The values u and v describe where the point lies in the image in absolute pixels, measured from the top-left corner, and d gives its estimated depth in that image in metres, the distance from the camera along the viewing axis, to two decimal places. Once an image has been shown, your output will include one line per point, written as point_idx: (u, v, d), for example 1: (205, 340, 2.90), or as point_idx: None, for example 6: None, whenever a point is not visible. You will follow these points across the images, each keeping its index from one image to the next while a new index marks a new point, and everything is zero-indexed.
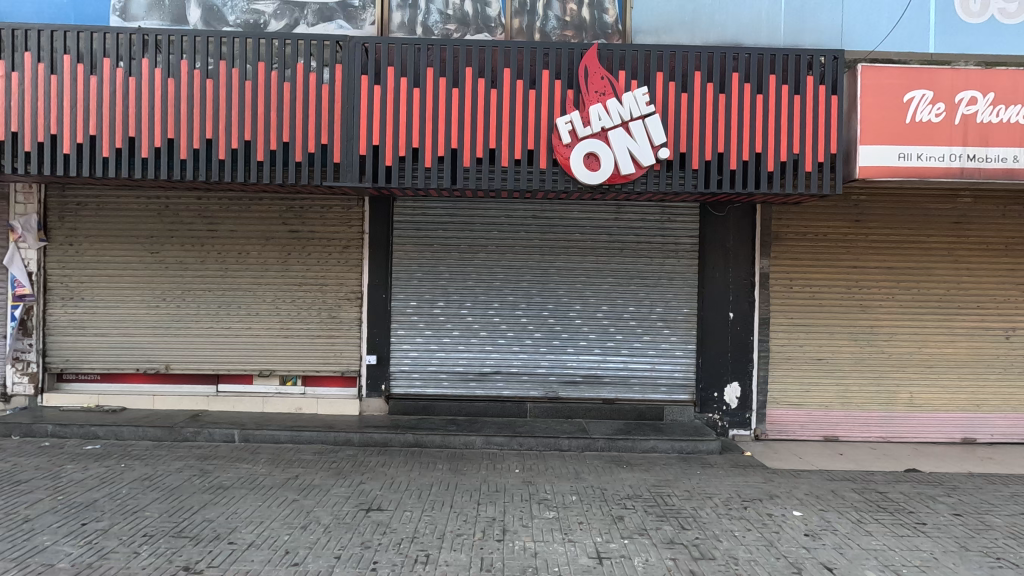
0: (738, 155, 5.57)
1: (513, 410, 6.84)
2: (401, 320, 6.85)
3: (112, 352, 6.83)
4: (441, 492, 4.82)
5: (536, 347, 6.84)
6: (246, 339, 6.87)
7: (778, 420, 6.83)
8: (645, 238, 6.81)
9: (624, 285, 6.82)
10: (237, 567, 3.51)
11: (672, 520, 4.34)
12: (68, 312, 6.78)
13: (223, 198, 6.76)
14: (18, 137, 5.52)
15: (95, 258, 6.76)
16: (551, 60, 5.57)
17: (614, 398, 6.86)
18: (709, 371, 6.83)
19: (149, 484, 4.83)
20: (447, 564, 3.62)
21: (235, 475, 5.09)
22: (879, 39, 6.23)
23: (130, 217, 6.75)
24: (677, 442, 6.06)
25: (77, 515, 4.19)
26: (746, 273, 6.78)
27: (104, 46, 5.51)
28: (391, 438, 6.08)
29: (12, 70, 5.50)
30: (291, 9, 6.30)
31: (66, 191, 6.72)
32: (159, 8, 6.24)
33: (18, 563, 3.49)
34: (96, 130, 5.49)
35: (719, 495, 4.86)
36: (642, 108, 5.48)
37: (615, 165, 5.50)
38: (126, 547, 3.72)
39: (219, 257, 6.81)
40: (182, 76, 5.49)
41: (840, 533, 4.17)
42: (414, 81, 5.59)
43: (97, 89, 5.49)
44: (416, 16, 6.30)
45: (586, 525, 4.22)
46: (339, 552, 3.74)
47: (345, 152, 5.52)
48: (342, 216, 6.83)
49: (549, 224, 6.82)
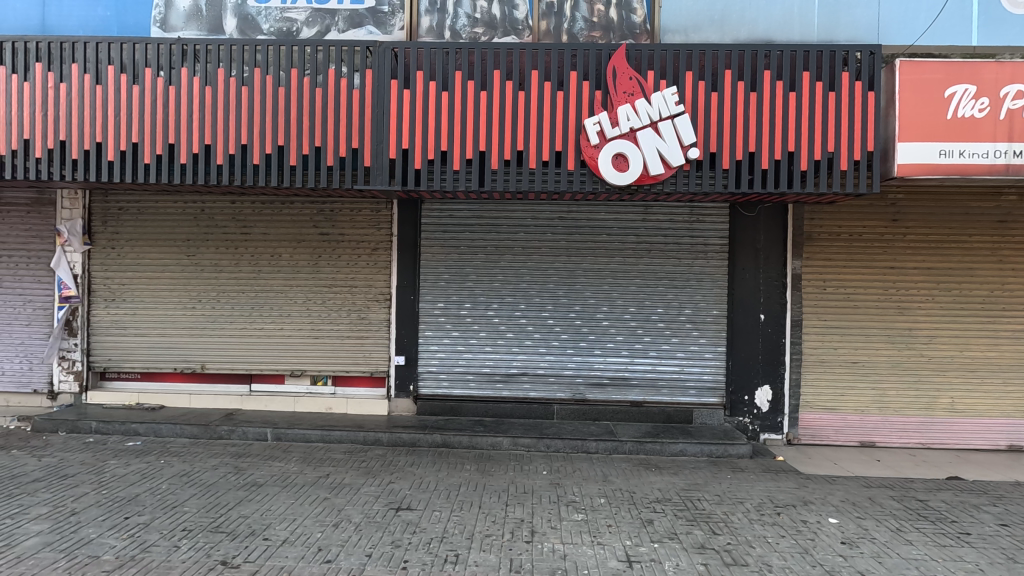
0: (770, 154, 5.45)
1: (540, 411, 6.85)
2: (429, 321, 6.91)
3: (150, 352, 7.06)
4: (470, 493, 4.85)
5: (563, 348, 6.83)
6: (278, 339, 7.02)
7: (811, 425, 6.67)
8: (673, 239, 6.74)
9: (652, 287, 6.76)
10: (272, 562, 3.59)
11: (703, 524, 4.28)
12: (111, 313, 7.04)
13: (256, 201, 6.93)
14: (66, 145, 5.75)
15: (136, 260, 7.00)
16: (579, 61, 5.56)
17: (641, 400, 6.80)
18: (740, 374, 6.72)
19: (187, 480, 4.98)
20: (477, 565, 3.64)
21: (268, 473, 5.21)
22: (918, 33, 6.05)
23: (168, 221, 6.97)
24: (706, 445, 5.98)
25: (120, 509, 4.34)
26: (778, 274, 6.65)
27: (146, 57, 5.71)
28: (419, 438, 6.14)
29: (61, 81, 5.74)
30: (323, 17, 6.43)
31: (109, 197, 6.98)
32: (197, 18, 6.44)
33: (67, 554, 3.63)
34: (137, 138, 5.68)
35: (751, 500, 4.78)
36: (671, 108, 5.43)
37: (644, 165, 5.46)
38: (167, 541, 3.84)
39: (252, 260, 6.97)
40: (218, 83, 5.66)
41: (878, 541, 4.06)
42: (443, 85, 5.64)
43: (139, 98, 5.69)
44: (444, 21, 6.36)
45: (615, 528, 4.20)
46: (370, 550, 3.79)
47: (375, 156, 5.61)
48: (372, 218, 6.93)
49: (576, 225, 6.80)
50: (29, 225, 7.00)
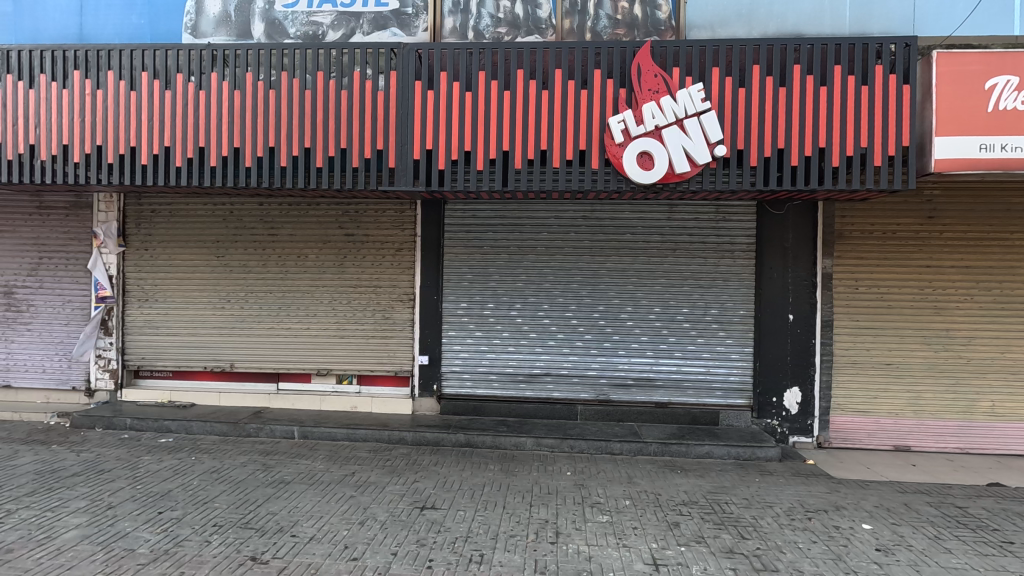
0: (800, 151, 5.32)
1: (563, 412, 6.81)
2: (452, 322, 6.94)
3: (182, 351, 7.22)
4: (494, 493, 4.85)
5: (587, 348, 6.78)
6: (304, 339, 7.12)
7: (842, 428, 6.50)
8: (699, 238, 6.64)
9: (678, 287, 6.67)
10: (300, 559, 3.64)
11: (731, 528, 4.21)
12: (144, 313, 7.23)
13: (283, 203, 7.06)
14: (102, 150, 5.92)
15: (167, 261, 7.17)
16: (603, 59, 5.52)
17: (666, 402, 6.72)
18: (768, 375, 6.58)
19: (218, 476, 5.08)
20: (502, 565, 3.63)
21: (296, 470, 5.29)
22: (955, 24, 5.85)
23: (198, 223, 7.13)
24: (733, 447, 5.88)
25: (154, 504, 4.46)
26: (807, 273, 6.49)
27: (177, 62, 5.85)
28: (443, 438, 6.17)
29: (97, 88, 5.91)
30: (348, 20, 6.51)
31: (142, 199, 7.17)
32: (226, 24, 6.58)
33: (104, 547, 3.74)
34: (170, 142, 5.82)
35: (781, 505, 4.68)
36: (697, 105, 5.35)
37: (669, 164, 5.38)
38: (198, 536, 3.93)
39: (279, 261, 7.09)
40: (247, 87, 5.77)
41: (915, 549, 3.94)
42: (466, 85, 5.65)
43: (170, 103, 5.83)
44: (467, 21, 6.38)
45: (641, 531, 4.15)
46: (396, 549, 3.81)
47: (399, 156, 5.65)
48: (396, 219, 6.99)
49: (599, 225, 6.76)
50: (67, 227, 7.24)
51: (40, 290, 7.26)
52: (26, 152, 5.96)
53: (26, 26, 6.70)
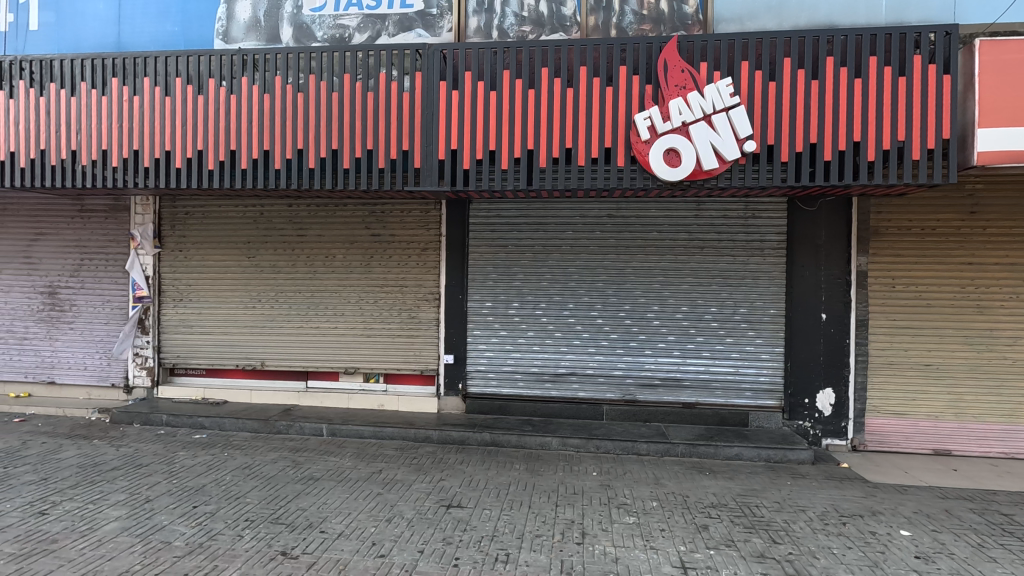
0: (834, 145, 5.17)
1: (589, 412, 6.76)
2: (478, 321, 6.96)
3: (215, 350, 7.41)
4: (520, 492, 4.84)
5: (613, 348, 6.73)
6: (332, 337, 7.23)
7: (878, 431, 6.31)
8: (727, 235, 6.51)
9: (706, 285, 6.56)
10: (329, 555, 3.69)
11: (762, 532, 4.11)
12: (179, 312, 7.44)
13: (311, 204, 7.17)
14: (139, 154, 6.10)
15: (201, 262, 7.37)
16: (628, 56, 5.46)
17: (694, 402, 6.61)
18: (799, 376, 6.42)
19: (250, 472, 5.20)
20: (528, 565, 3.63)
21: (324, 467, 5.38)
22: (999, 11, 5.61)
23: (230, 224, 7.30)
24: (764, 449, 5.76)
25: (189, 498, 4.58)
26: (841, 271, 6.31)
27: (210, 68, 6.00)
28: (468, 437, 6.19)
29: (134, 94, 6.10)
30: (374, 22, 6.57)
31: (176, 202, 7.38)
32: (256, 29, 6.71)
33: (142, 539, 3.86)
34: (202, 146, 5.97)
35: (813, 509, 4.56)
36: (726, 100, 5.24)
37: (697, 160, 5.29)
38: (231, 530, 4.02)
39: (308, 261, 7.21)
40: (276, 91, 5.88)
41: (957, 557, 3.79)
42: (491, 84, 5.64)
43: (203, 108, 5.98)
44: (491, 21, 6.38)
45: (668, 533, 4.09)
46: (422, 546, 3.83)
47: (425, 156, 5.69)
48: (421, 218, 7.04)
49: (625, 223, 6.69)
50: (107, 229, 7.49)
51: (82, 290, 7.53)
52: (68, 157, 6.18)
53: (67, 36, 6.95)
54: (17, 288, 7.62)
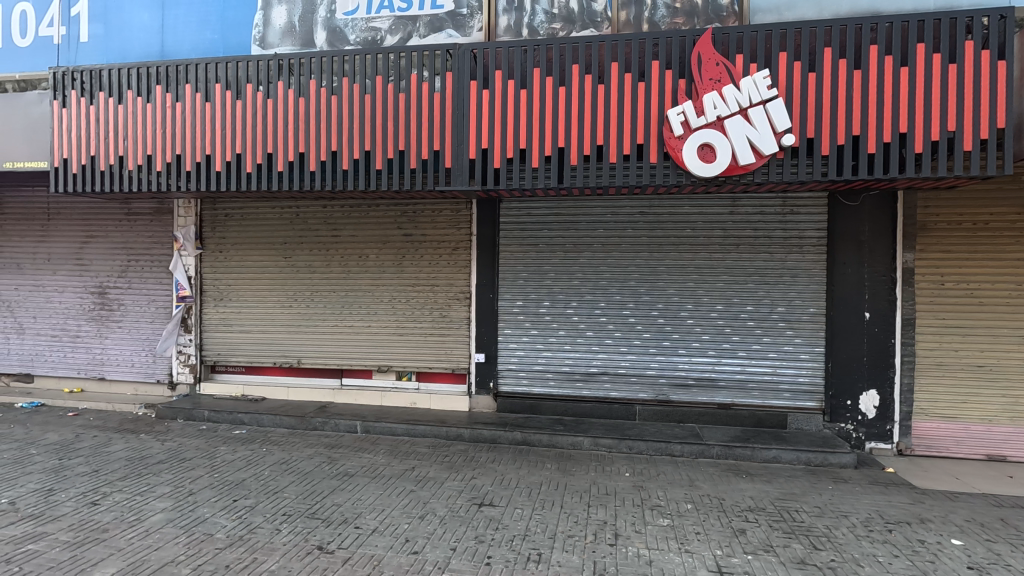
0: (878, 137, 4.98)
1: (621, 411, 6.69)
2: (508, 320, 6.96)
3: (253, 348, 7.61)
4: (551, 492, 4.82)
5: (645, 347, 6.63)
6: (366, 336, 7.34)
7: (925, 435, 6.05)
8: (764, 232, 6.34)
9: (742, 284, 6.41)
10: (363, 550, 3.74)
11: (802, 538, 3.99)
12: (220, 312, 7.68)
13: (345, 205, 7.30)
14: (181, 158, 6.31)
15: (240, 263, 7.58)
16: (661, 50, 5.36)
17: (730, 403, 6.46)
18: (841, 377, 6.21)
19: (287, 468, 5.33)
20: (560, 565, 3.60)
21: (359, 464, 5.47)
22: None
23: (267, 226, 7.49)
24: (804, 452, 5.59)
25: (230, 492, 4.72)
26: (885, 268, 6.07)
27: (247, 74, 6.16)
28: (500, 435, 6.20)
29: (177, 101, 6.31)
30: (405, 24, 6.64)
31: (217, 204, 7.61)
32: (291, 34, 6.86)
33: (186, 531, 3.99)
34: (241, 149, 6.14)
35: (857, 515, 4.40)
36: (763, 93, 5.11)
37: (732, 155, 5.17)
38: (270, 524, 4.12)
39: (342, 261, 7.34)
40: (311, 94, 6.00)
41: (1013, 569, 3.60)
42: (521, 83, 5.63)
43: (241, 112, 6.15)
44: (522, 19, 6.36)
45: (704, 536, 4.01)
46: (455, 544, 3.85)
47: (456, 156, 5.71)
48: (452, 218, 7.08)
49: (658, 220, 6.58)
50: (152, 231, 7.78)
51: (130, 290, 7.85)
52: (116, 162, 6.44)
53: (114, 46, 7.24)
54: (70, 288, 7.99)
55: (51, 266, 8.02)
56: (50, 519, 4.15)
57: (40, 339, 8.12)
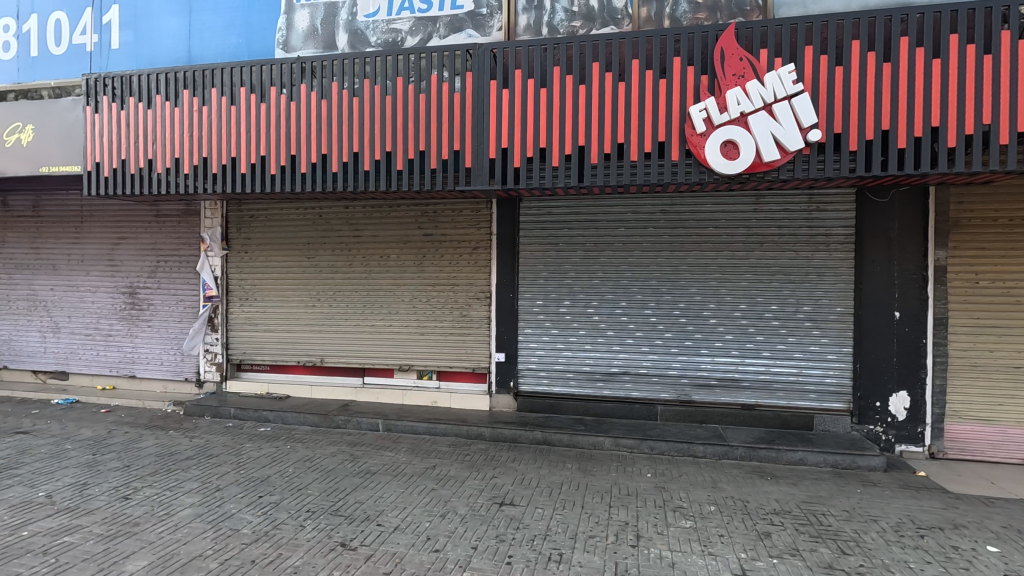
0: (909, 131, 4.84)
1: (642, 412, 6.63)
2: (529, 319, 6.95)
3: (278, 347, 7.74)
4: (572, 492, 4.81)
5: (667, 347, 6.56)
6: (387, 335, 7.40)
7: (959, 438, 5.87)
8: (789, 230, 6.22)
9: (766, 282, 6.30)
10: (386, 548, 3.78)
11: (830, 542, 3.90)
12: (245, 311, 7.83)
13: (367, 205, 7.37)
14: (208, 161, 6.45)
15: (264, 263, 7.72)
16: (683, 46, 5.30)
17: (754, 404, 6.36)
18: (870, 378, 6.06)
19: (311, 465, 5.41)
20: (581, 565, 3.59)
21: (380, 461, 5.52)
22: None
23: (291, 227, 7.61)
24: (831, 455, 5.47)
25: (255, 488, 4.81)
26: (916, 266, 5.90)
27: (271, 77, 6.26)
28: (520, 435, 6.20)
29: (203, 105, 6.45)
30: (425, 25, 6.67)
31: (242, 206, 7.76)
32: (313, 37, 6.96)
33: (213, 526, 4.08)
34: (265, 151, 6.25)
35: (887, 519, 4.29)
36: (788, 88, 5.00)
37: (756, 152, 5.08)
38: (294, 520, 4.19)
39: (363, 261, 7.42)
40: (333, 96, 6.07)
41: None
42: (541, 82, 5.62)
43: (265, 115, 6.25)
44: (541, 17, 6.34)
45: (728, 539, 3.95)
46: (476, 543, 3.86)
47: (476, 156, 5.71)
48: (472, 218, 7.10)
49: (679, 218, 6.50)
50: (180, 233, 7.96)
51: (159, 290, 8.04)
52: (145, 166, 6.61)
53: (143, 53, 7.43)
54: (102, 288, 8.22)
55: (84, 267, 8.27)
56: (84, 512, 4.28)
57: (75, 337, 8.37)
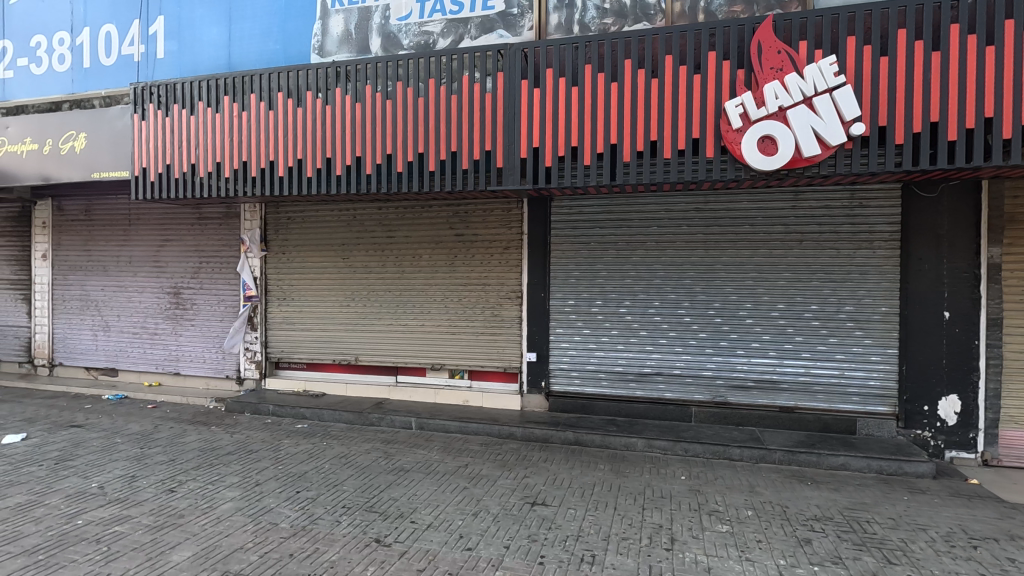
0: (960, 123, 4.62)
1: (676, 413, 6.53)
2: (560, 319, 6.92)
3: (314, 345, 7.92)
4: (605, 493, 4.76)
5: (701, 348, 6.44)
6: (420, 334, 7.48)
7: (1015, 445, 5.58)
8: (830, 227, 6.03)
9: (805, 281, 6.11)
10: (419, 545, 3.81)
11: (874, 551, 3.76)
12: (283, 310, 8.03)
13: (400, 207, 7.48)
14: (248, 165, 6.64)
15: (301, 264, 7.91)
16: (718, 40, 5.19)
17: (793, 406, 6.18)
18: (917, 381, 5.81)
19: (346, 461, 5.51)
20: (614, 568, 3.55)
21: (413, 459, 5.58)
22: None
23: (326, 228, 7.77)
24: (875, 460, 5.27)
25: (293, 483, 4.93)
26: (967, 264, 5.64)
27: (307, 82, 6.40)
28: (552, 435, 6.18)
29: (243, 110, 6.65)
30: (456, 26, 6.72)
31: (280, 208, 7.96)
32: (348, 42, 7.10)
33: (253, 519, 4.19)
34: (302, 155, 6.40)
35: (936, 528, 4.11)
36: (829, 81, 4.86)
37: (796, 147, 4.94)
38: (330, 516, 4.27)
39: (396, 261, 7.52)
40: (367, 99, 6.17)
41: None
42: (572, 80, 5.59)
43: (302, 119, 6.41)
44: (573, 15, 6.31)
45: (766, 545, 3.85)
46: (508, 542, 3.87)
47: (507, 156, 5.71)
48: (503, 218, 7.12)
49: (714, 216, 6.37)
50: (221, 235, 8.23)
51: (201, 290, 8.33)
52: (188, 170, 6.85)
53: (187, 61, 7.70)
54: (149, 288, 8.56)
55: (132, 268, 8.62)
56: (133, 503, 4.46)
57: (123, 336, 8.74)
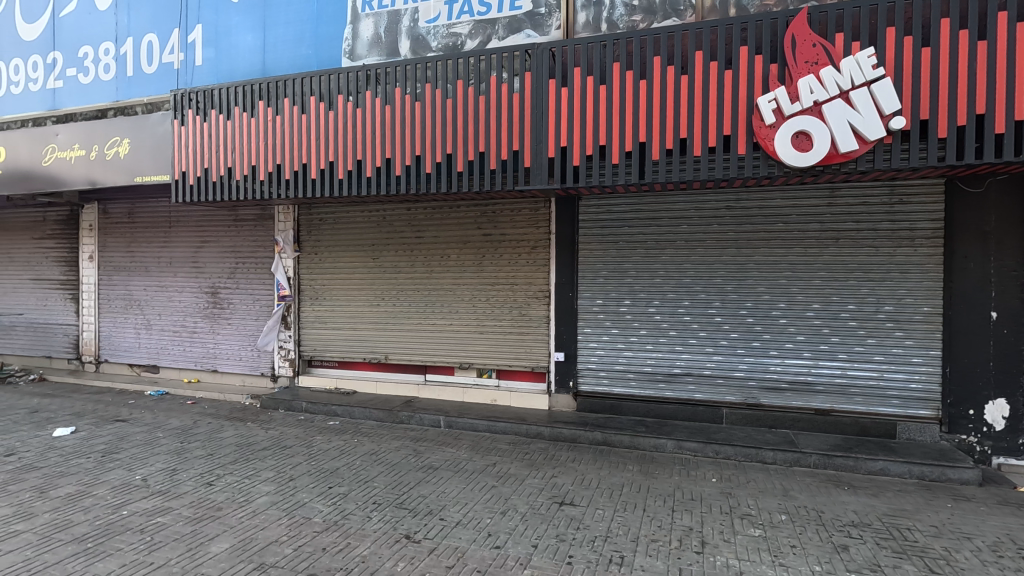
0: (1009, 115, 4.42)
1: (707, 414, 6.42)
2: (588, 319, 6.89)
3: (345, 344, 8.07)
4: (634, 494, 4.73)
5: (733, 348, 6.32)
6: (448, 333, 7.55)
7: None
8: (868, 224, 5.85)
9: (842, 280, 5.94)
10: (448, 542, 3.85)
11: (915, 559, 3.64)
12: (315, 310, 8.21)
13: (428, 207, 7.56)
14: (282, 168, 6.80)
15: (332, 264, 8.07)
16: (750, 35, 5.08)
17: (829, 409, 6.02)
18: (962, 384, 5.59)
19: (376, 458, 5.60)
20: (643, 570, 3.52)
21: (442, 457, 5.64)
22: None
23: (356, 229, 7.91)
24: (916, 465, 5.09)
25: (325, 479, 5.04)
26: (1016, 262, 5.39)
27: (339, 85, 6.53)
28: (580, 435, 6.16)
29: (277, 114, 6.81)
30: (484, 27, 6.76)
31: (312, 209, 8.14)
32: (378, 45, 7.21)
33: (287, 513, 4.30)
34: (333, 157, 6.53)
35: (982, 537, 3.94)
36: (867, 73, 4.72)
37: (832, 143, 4.81)
38: (361, 511, 4.35)
39: (425, 261, 7.60)
40: (397, 102, 6.25)
41: None
42: (601, 79, 5.56)
43: (334, 122, 6.53)
44: (601, 13, 6.27)
45: (800, 550, 3.76)
46: (536, 541, 3.87)
47: (535, 155, 5.71)
48: (531, 217, 7.12)
49: (746, 214, 6.25)
50: (256, 236, 8.45)
51: (237, 290, 8.57)
52: (225, 173, 7.05)
53: (223, 68, 7.94)
54: (188, 288, 8.85)
55: (172, 268, 8.93)
56: (174, 495, 4.63)
57: (164, 334, 9.06)
